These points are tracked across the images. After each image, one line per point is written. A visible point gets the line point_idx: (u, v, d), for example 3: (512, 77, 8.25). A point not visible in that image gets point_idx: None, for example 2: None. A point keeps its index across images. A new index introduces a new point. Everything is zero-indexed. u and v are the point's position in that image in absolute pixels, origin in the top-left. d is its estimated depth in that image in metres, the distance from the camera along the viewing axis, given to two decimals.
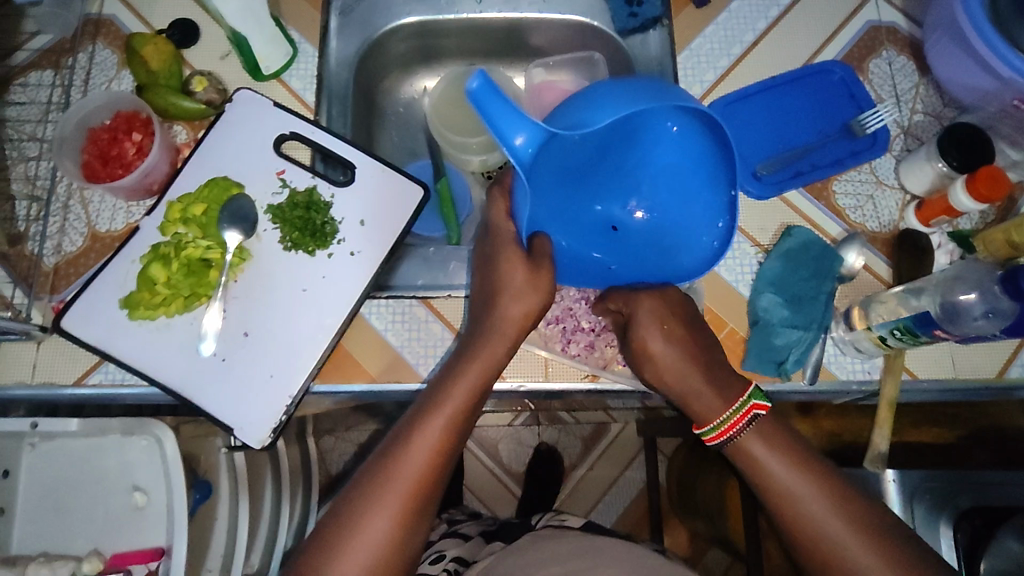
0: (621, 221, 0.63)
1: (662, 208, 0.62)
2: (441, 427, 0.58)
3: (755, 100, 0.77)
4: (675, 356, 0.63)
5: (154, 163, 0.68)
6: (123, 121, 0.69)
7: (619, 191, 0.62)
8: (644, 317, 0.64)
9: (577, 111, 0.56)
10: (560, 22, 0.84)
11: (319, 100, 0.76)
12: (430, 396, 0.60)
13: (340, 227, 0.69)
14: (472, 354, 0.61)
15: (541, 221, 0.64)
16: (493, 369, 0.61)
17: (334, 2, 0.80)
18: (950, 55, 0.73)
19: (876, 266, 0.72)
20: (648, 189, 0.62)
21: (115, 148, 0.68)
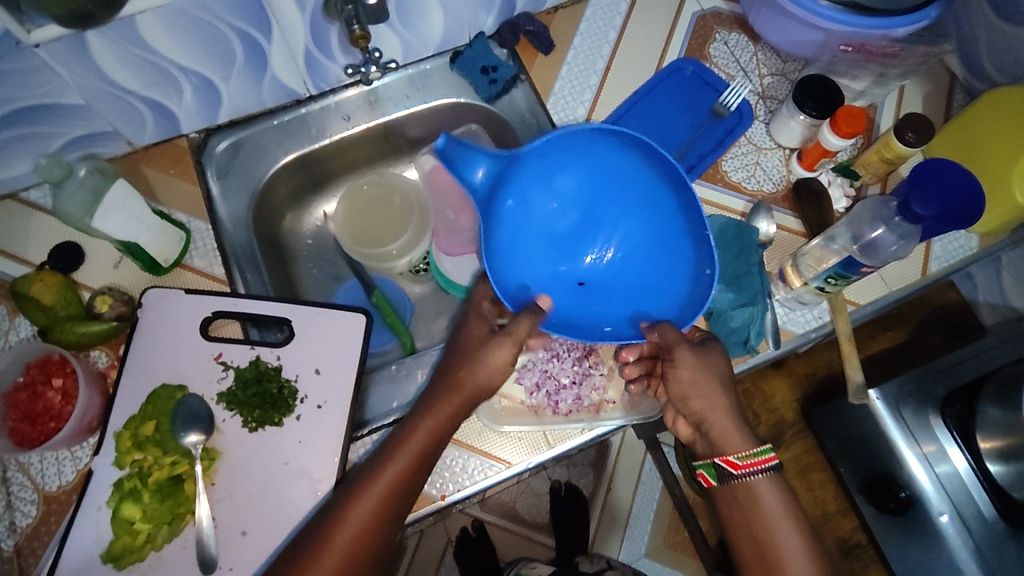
0: (586, 275, 0.69)
1: (631, 254, 0.68)
2: (375, 503, 0.59)
3: (628, 117, 0.82)
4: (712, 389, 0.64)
5: (85, 402, 0.65)
6: (38, 372, 0.65)
7: (584, 252, 0.69)
8: (710, 361, 0.65)
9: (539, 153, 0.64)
10: (430, 109, 0.87)
11: (229, 269, 0.75)
12: (369, 467, 0.60)
13: (297, 386, 0.67)
14: (416, 424, 0.62)
15: (518, 267, 0.67)
16: (434, 438, 0.62)
17: (208, 169, 0.80)
18: (773, 21, 0.80)
19: (787, 223, 0.78)
20: (614, 244, 0.69)
21: (39, 403, 0.64)
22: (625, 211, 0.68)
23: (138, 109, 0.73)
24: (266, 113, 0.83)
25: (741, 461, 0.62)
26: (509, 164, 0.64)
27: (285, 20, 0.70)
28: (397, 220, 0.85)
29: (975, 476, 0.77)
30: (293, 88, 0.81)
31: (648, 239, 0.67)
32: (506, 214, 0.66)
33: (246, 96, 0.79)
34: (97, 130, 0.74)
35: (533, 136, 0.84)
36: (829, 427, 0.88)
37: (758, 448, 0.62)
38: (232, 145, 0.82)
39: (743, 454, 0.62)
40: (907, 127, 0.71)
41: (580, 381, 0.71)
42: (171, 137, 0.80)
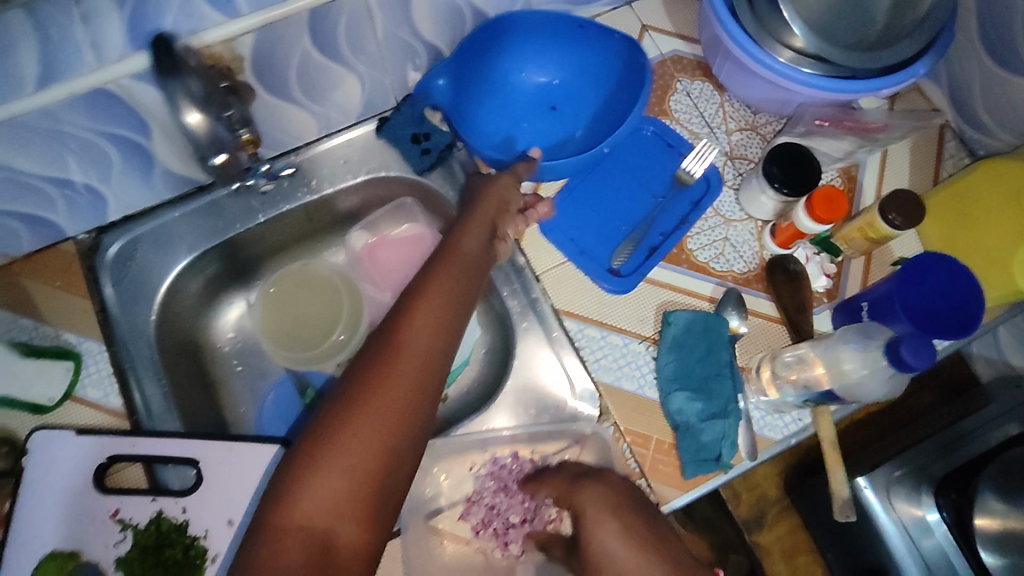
0: (538, 87, 0.75)
1: (567, 64, 0.74)
2: (425, 334, 0.54)
3: (581, 189, 0.72)
4: (641, 557, 0.53)
5: None
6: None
7: (532, 61, 0.74)
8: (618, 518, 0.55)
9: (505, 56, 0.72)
10: (359, 185, 0.77)
11: (131, 396, 0.66)
12: (417, 293, 0.57)
13: (207, 543, 0.59)
14: (437, 272, 0.59)
15: (493, 120, 0.75)
16: (455, 299, 0.58)
17: (101, 277, 0.70)
18: (739, 76, 0.71)
19: (761, 308, 0.69)
20: (553, 57, 0.74)
21: None
22: (565, 70, 0.74)
23: (5, 223, 0.63)
24: (167, 204, 0.73)
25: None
26: (461, 72, 0.70)
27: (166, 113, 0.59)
28: (322, 314, 0.76)
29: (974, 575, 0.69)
30: (193, 175, 0.70)
31: (579, 66, 0.74)
32: (488, 66, 0.72)
33: (137, 191, 0.68)
34: None
35: None
36: (813, 508, 0.81)
37: None
38: (129, 244, 0.71)
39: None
40: (890, 207, 0.62)
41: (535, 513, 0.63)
42: (54, 242, 0.69)
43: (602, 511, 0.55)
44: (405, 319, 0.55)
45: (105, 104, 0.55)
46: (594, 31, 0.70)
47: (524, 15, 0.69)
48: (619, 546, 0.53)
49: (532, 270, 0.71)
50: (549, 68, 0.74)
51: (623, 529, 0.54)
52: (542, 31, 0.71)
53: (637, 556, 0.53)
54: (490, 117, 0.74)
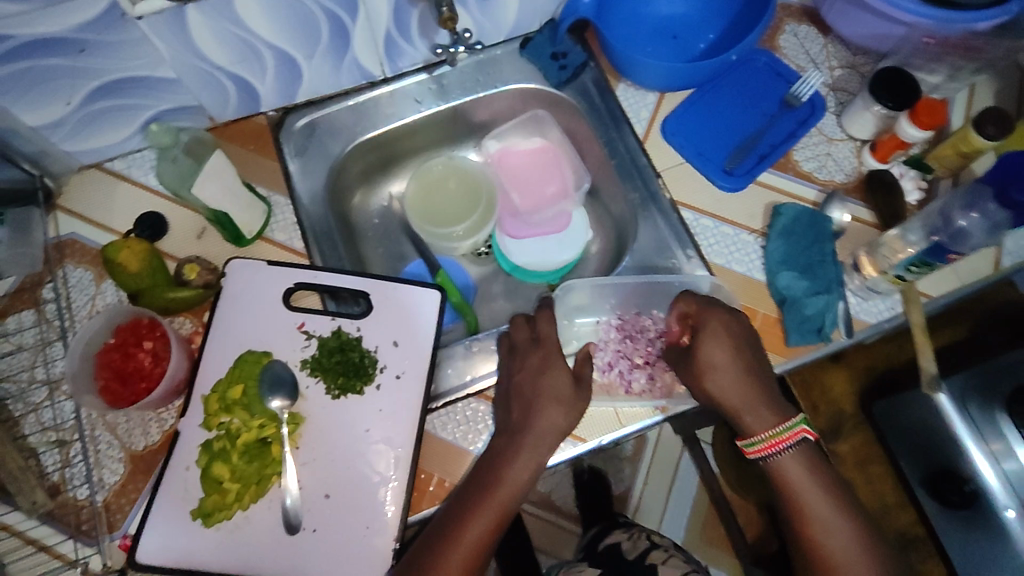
0: (664, 15, 0.85)
1: None
2: (545, 443, 0.64)
3: (700, 104, 0.83)
4: (739, 372, 0.66)
5: (175, 365, 0.67)
6: (130, 334, 0.66)
7: None
8: (738, 334, 0.68)
9: None
10: (499, 94, 0.88)
11: (307, 243, 0.77)
12: (538, 404, 0.65)
13: (377, 356, 0.69)
14: (554, 366, 0.68)
15: (623, 41, 0.84)
16: (565, 426, 0.65)
17: (285, 147, 0.82)
18: (849, 13, 0.81)
19: (859, 214, 0.78)
20: None
21: (131, 364, 0.66)
22: (690, 3, 0.84)
23: (222, 84, 0.75)
24: (341, 94, 0.84)
25: (755, 442, 0.67)
26: None
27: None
28: (459, 206, 0.88)
29: None
30: (370, 68, 0.82)
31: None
32: None
33: (325, 74, 0.80)
34: (181, 103, 0.76)
35: (602, 121, 0.85)
36: (892, 418, 0.86)
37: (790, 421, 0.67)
38: (308, 124, 0.83)
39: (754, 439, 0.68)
40: (985, 121, 0.72)
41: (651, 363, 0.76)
42: (249, 114, 0.82)
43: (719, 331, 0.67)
44: (536, 409, 0.65)
45: None
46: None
47: None
48: (727, 361, 0.66)
49: (652, 168, 0.81)
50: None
51: (733, 351, 0.67)
52: None
53: (736, 369, 0.66)
54: (621, 38, 0.84)
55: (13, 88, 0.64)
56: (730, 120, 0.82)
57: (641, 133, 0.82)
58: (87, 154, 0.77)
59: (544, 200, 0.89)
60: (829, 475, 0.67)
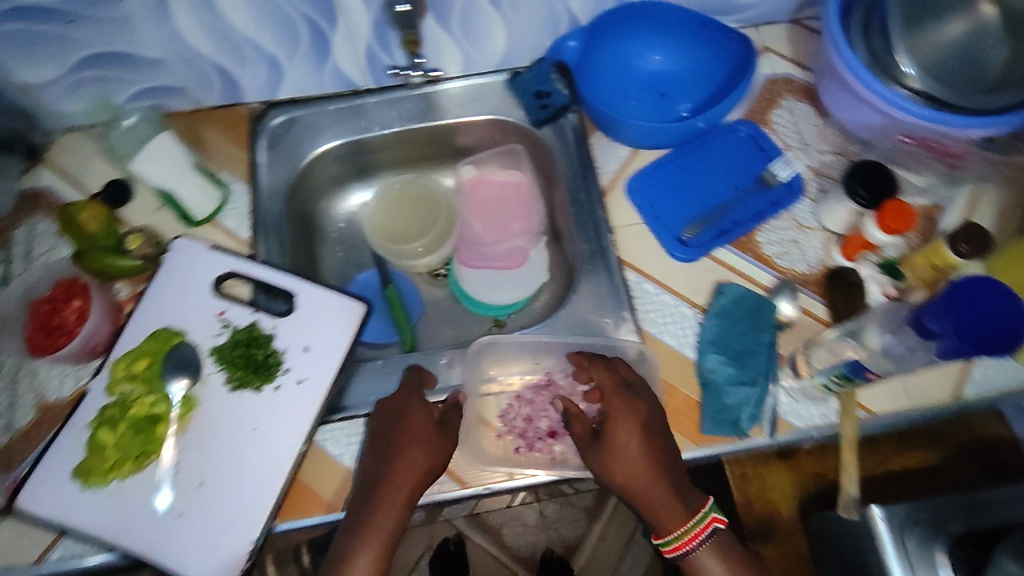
0: (653, 72, 0.84)
1: (682, 56, 0.83)
2: (407, 487, 0.63)
3: (673, 167, 0.80)
4: (648, 468, 0.63)
5: (94, 326, 0.70)
6: (62, 290, 0.70)
7: (653, 49, 0.83)
8: (640, 418, 0.65)
9: (631, 40, 0.82)
10: (477, 121, 0.88)
11: (255, 235, 0.79)
12: (395, 449, 0.64)
13: (284, 357, 0.70)
14: (420, 411, 0.66)
15: (607, 92, 0.83)
16: (430, 471, 0.64)
17: (260, 139, 0.84)
18: (841, 99, 0.77)
19: (813, 309, 0.73)
20: (671, 47, 0.83)
21: (56, 318, 0.69)
22: (682, 65, 0.83)
23: (204, 70, 0.79)
24: (325, 98, 0.87)
25: (670, 543, 0.62)
26: (591, 42, 0.82)
27: (350, 11, 0.74)
28: (418, 225, 0.88)
29: None
30: (352, 77, 0.84)
31: (692, 63, 0.83)
32: (615, 44, 0.83)
33: (307, 76, 0.83)
34: (167, 83, 0.80)
35: (571, 165, 0.84)
36: (829, 539, 0.75)
37: (693, 521, 0.62)
38: (287, 120, 0.86)
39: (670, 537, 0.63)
40: (961, 237, 0.66)
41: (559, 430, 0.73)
42: (233, 103, 0.85)
43: (631, 414, 0.65)
44: (394, 452, 0.64)
45: None
46: (713, 33, 0.80)
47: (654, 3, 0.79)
48: (637, 452, 0.63)
49: (607, 224, 0.78)
50: (666, 57, 0.83)
51: (645, 438, 0.64)
52: (664, 25, 0.81)
53: (648, 459, 0.63)
54: (606, 88, 0.84)
55: (9, 47, 0.70)
56: (699, 189, 0.79)
57: (605, 183, 0.81)
58: (79, 116, 0.82)
59: (505, 234, 0.89)
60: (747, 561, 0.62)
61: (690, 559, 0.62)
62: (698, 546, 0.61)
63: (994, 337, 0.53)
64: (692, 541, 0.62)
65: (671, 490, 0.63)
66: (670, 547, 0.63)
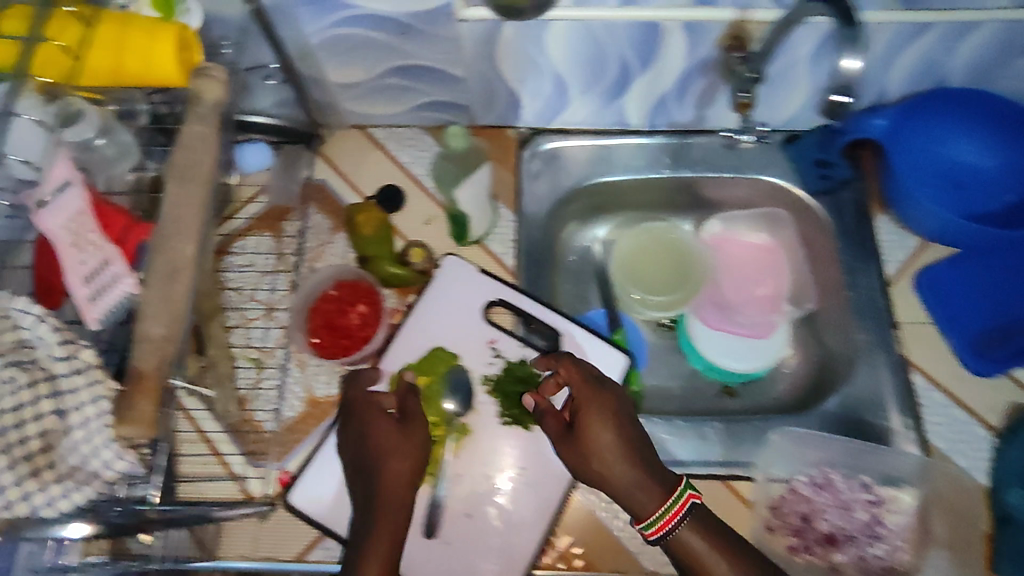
0: (961, 159, 0.76)
1: (1000, 148, 0.75)
2: (400, 496, 0.57)
3: (970, 266, 0.75)
4: (626, 454, 0.57)
5: (374, 334, 0.71)
6: (350, 293, 0.72)
7: (968, 135, 0.76)
8: (589, 404, 0.59)
9: (946, 122, 0.75)
10: (742, 180, 0.85)
11: (519, 264, 0.79)
12: (375, 464, 0.58)
13: (553, 400, 0.69)
14: (394, 423, 0.60)
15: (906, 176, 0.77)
16: (414, 477, 0.58)
17: (526, 165, 0.83)
18: None
19: None
20: (989, 136, 0.75)
21: (342, 320, 0.71)
22: (998, 157, 0.76)
23: (497, 92, 0.78)
24: (592, 132, 0.85)
25: (653, 524, 0.56)
26: (901, 122, 0.75)
27: (669, 60, 0.71)
28: (663, 281, 0.85)
29: None
30: (629, 116, 0.82)
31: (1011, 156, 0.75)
32: (926, 124, 0.76)
33: (588, 109, 0.81)
34: (455, 99, 0.80)
35: (848, 246, 0.79)
36: None
37: (669, 503, 0.56)
38: (554, 150, 0.84)
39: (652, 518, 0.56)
40: None
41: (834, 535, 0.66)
42: (506, 124, 0.85)
43: (604, 407, 0.58)
44: (381, 463, 0.58)
45: (643, 36, 0.67)
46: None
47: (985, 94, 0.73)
48: (613, 445, 0.57)
49: (892, 316, 0.74)
50: (980, 145, 0.76)
51: (624, 431, 0.58)
52: (987, 115, 0.74)
53: (627, 450, 0.57)
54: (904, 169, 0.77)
55: (336, 48, 0.71)
56: (1001, 296, 0.73)
57: (892, 272, 0.77)
58: (361, 116, 0.82)
59: (750, 300, 0.85)
60: (740, 544, 0.56)
61: (675, 540, 0.56)
62: (679, 524, 0.55)
63: None
64: (673, 521, 0.56)
65: (642, 472, 0.56)
66: (652, 531, 0.56)
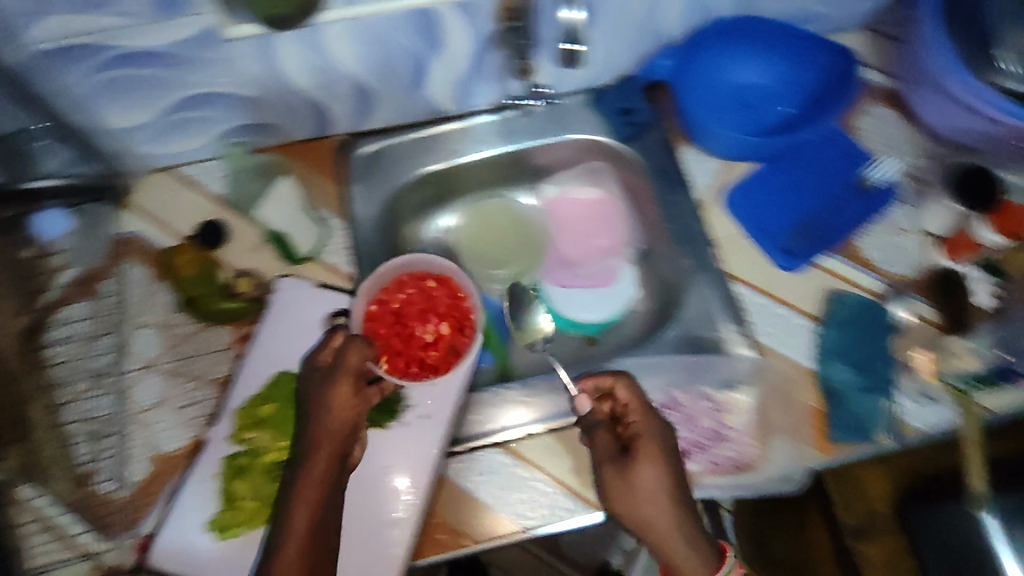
0: (739, 84, 0.82)
1: (769, 69, 0.82)
2: (335, 441, 0.59)
3: (769, 177, 0.80)
4: (653, 493, 0.61)
5: (429, 342, 0.72)
6: (445, 302, 0.74)
7: (740, 61, 0.81)
8: (659, 441, 0.63)
9: (720, 54, 0.81)
10: (564, 143, 0.86)
11: (355, 269, 0.78)
12: (313, 405, 0.60)
13: (406, 393, 0.69)
14: (343, 376, 0.61)
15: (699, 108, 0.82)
16: (349, 420, 0.60)
17: (349, 170, 0.82)
18: (933, 103, 0.77)
19: (922, 312, 0.73)
20: (762, 57, 0.81)
21: (410, 324, 0.72)
22: (769, 75, 0.82)
23: (298, 107, 0.78)
24: (410, 125, 0.85)
25: None
26: (683, 59, 0.81)
27: (452, 41, 0.73)
28: (509, 247, 0.91)
29: None
30: (440, 103, 0.83)
31: (781, 74, 0.82)
32: (704, 57, 0.81)
33: (396, 105, 0.81)
34: (257, 120, 0.79)
35: (663, 181, 0.83)
36: (925, 525, 0.79)
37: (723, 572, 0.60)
38: (375, 151, 0.83)
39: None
40: None
41: (687, 448, 0.69)
42: (319, 135, 0.83)
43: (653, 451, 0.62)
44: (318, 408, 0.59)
45: (420, 18, 0.68)
46: (802, 46, 0.80)
47: (744, 20, 0.80)
48: (658, 489, 0.61)
49: (709, 238, 0.79)
50: (754, 68, 0.82)
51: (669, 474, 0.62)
52: (751, 41, 0.81)
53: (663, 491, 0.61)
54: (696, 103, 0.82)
55: (111, 92, 0.69)
56: (796, 200, 0.79)
57: (700, 197, 0.81)
58: (163, 157, 0.80)
59: (590, 250, 0.90)
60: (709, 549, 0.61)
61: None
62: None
63: None
64: None
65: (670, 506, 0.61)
66: None
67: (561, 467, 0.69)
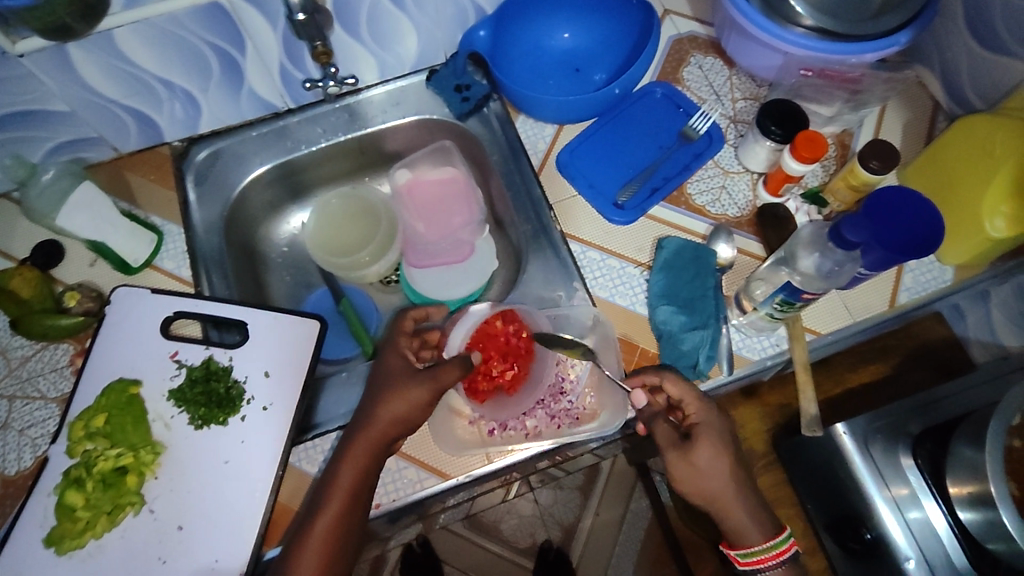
0: (560, 49, 0.85)
1: (583, 32, 0.85)
2: (378, 434, 0.63)
3: (599, 135, 0.82)
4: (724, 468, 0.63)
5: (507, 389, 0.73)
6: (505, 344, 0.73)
7: (556, 25, 0.85)
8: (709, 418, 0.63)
9: (535, 21, 0.84)
10: (403, 125, 0.88)
11: (195, 270, 0.78)
12: (391, 391, 0.64)
13: (245, 387, 0.70)
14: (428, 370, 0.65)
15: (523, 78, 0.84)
16: (416, 408, 0.64)
17: (187, 175, 0.83)
18: (746, 47, 0.80)
19: (748, 247, 0.77)
20: (575, 20, 0.85)
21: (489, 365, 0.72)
22: (583, 35, 0.85)
23: (120, 117, 0.78)
24: (247, 124, 0.86)
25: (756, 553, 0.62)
26: (500, 28, 0.82)
27: (256, 36, 0.73)
28: (366, 233, 0.88)
29: (952, 532, 0.67)
30: (270, 99, 0.83)
31: (596, 36, 0.85)
32: (521, 25, 0.84)
33: (224, 105, 0.82)
34: (81, 135, 0.79)
35: (502, 151, 0.84)
36: (801, 462, 0.75)
37: (778, 538, 0.62)
38: (212, 153, 0.85)
39: (751, 550, 0.63)
40: (872, 156, 0.70)
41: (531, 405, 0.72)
42: (153, 144, 0.84)
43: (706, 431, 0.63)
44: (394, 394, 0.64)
45: (215, 17, 0.68)
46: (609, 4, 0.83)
47: None
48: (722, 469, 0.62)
49: (546, 201, 0.80)
50: (570, 32, 0.85)
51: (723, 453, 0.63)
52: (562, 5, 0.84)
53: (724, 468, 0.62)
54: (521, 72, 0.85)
55: None
56: (627, 154, 0.81)
57: (537, 163, 0.82)
58: None
59: (448, 229, 0.87)
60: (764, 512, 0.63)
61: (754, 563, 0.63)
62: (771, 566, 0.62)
63: (913, 237, 0.59)
64: (769, 557, 0.62)
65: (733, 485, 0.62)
66: (745, 558, 0.63)
67: (407, 439, 0.69)
